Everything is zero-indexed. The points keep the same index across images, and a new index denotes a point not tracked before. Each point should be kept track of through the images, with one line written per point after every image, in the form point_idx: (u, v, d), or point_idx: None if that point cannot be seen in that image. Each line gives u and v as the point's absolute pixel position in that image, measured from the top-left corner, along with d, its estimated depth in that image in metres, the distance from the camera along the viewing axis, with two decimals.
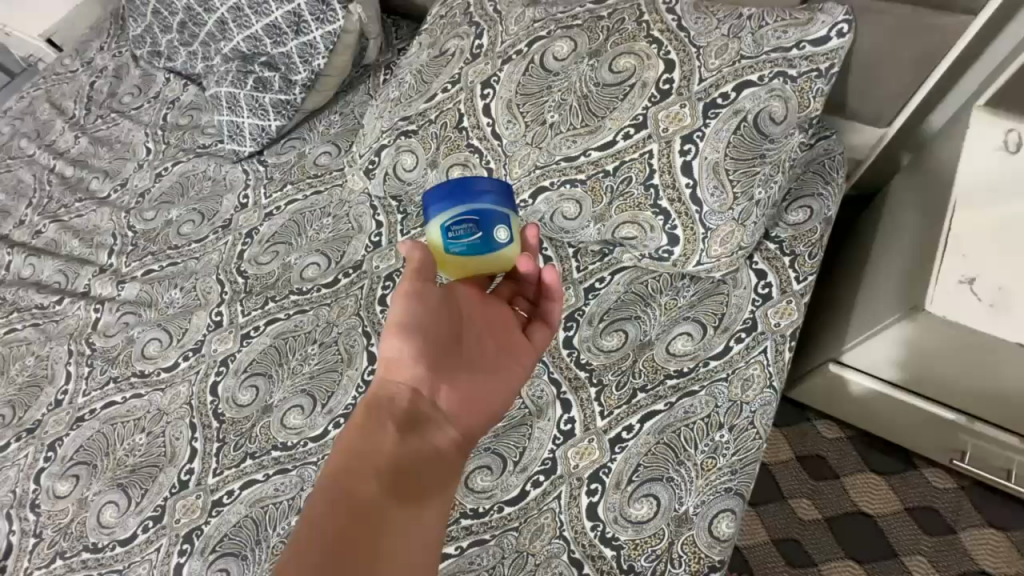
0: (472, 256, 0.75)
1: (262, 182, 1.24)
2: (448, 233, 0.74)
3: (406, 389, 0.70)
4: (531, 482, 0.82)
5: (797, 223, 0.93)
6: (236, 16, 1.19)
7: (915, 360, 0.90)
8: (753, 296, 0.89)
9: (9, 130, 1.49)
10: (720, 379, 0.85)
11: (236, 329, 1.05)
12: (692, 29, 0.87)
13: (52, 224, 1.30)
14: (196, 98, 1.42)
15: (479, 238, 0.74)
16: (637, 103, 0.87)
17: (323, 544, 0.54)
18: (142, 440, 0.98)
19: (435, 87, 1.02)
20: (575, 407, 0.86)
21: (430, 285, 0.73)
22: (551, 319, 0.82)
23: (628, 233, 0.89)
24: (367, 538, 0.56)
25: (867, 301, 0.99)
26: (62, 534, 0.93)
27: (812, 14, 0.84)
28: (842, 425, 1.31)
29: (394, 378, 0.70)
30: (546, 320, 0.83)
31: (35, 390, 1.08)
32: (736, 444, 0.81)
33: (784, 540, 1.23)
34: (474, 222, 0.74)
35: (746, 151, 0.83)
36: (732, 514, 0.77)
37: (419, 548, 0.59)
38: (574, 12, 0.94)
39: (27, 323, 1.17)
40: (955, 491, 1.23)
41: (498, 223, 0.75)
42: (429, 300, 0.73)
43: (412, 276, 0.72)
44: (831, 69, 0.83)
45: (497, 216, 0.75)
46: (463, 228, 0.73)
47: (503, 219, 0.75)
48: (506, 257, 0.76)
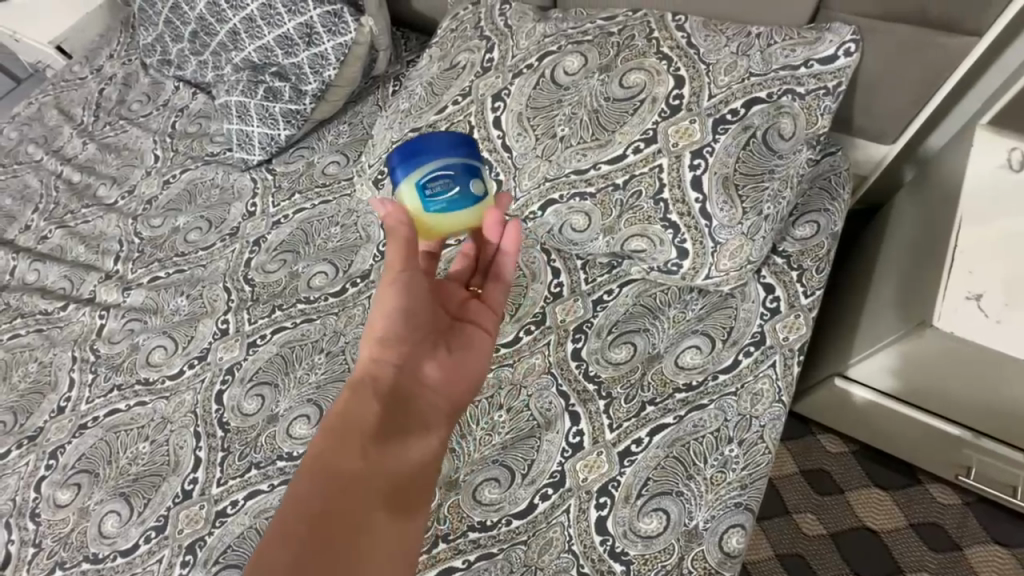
0: (455, 211, 0.73)
1: (270, 191, 1.24)
2: (425, 191, 0.72)
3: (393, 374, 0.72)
4: (539, 495, 0.82)
5: (804, 237, 0.93)
6: (248, 27, 1.19)
7: (921, 375, 0.90)
8: (761, 310, 0.89)
9: (17, 135, 1.49)
10: (729, 393, 0.85)
11: (243, 337, 1.05)
12: (701, 47, 0.88)
13: (59, 230, 1.30)
14: (205, 106, 1.43)
15: (457, 193, 0.73)
16: (646, 118, 0.88)
17: (303, 530, 0.56)
18: (146, 449, 0.98)
19: (446, 99, 1.03)
20: (584, 420, 0.85)
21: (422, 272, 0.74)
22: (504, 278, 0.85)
23: (637, 246, 0.90)
24: (352, 531, 0.58)
25: (873, 315, 0.99)
26: (62, 544, 0.92)
27: (820, 33, 0.86)
28: (846, 439, 1.31)
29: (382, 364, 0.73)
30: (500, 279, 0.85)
31: (37, 397, 1.07)
32: (745, 459, 0.80)
33: (789, 555, 1.22)
34: (451, 177, 0.73)
35: (755, 167, 0.85)
36: (742, 529, 0.77)
37: (392, 553, 0.61)
38: (585, 29, 0.95)
39: (31, 328, 1.16)
40: (960, 507, 1.22)
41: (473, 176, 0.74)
42: (421, 288, 0.75)
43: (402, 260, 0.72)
44: (838, 87, 0.85)
45: (470, 168, 0.74)
46: (440, 184, 0.72)
47: (476, 171, 0.75)
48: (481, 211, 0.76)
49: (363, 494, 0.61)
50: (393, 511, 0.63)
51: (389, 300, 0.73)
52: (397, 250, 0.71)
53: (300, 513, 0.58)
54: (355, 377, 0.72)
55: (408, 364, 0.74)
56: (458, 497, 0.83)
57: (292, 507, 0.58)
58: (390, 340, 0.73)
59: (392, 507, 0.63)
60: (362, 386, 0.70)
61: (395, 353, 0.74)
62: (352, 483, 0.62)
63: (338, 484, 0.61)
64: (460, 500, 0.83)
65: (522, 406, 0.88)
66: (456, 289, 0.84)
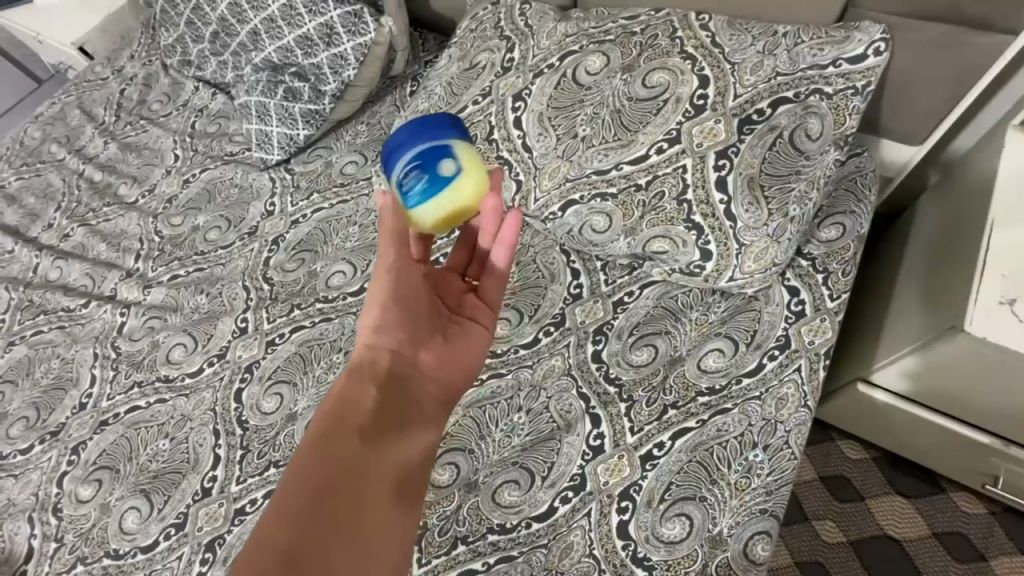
0: (427, 201, 0.72)
1: (289, 190, 1.25)
2: (402, 186, 0.73)
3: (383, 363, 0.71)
4: (559, 498, 0.81)
5: (829, 240, 0.92)
6: (269, 27, 1.20)
7: (948, 380, 0.88)
8: (785, 314, 0.88)
9: (40, 135, 1.51)
10: (754, 397, 0.83)
11: (261, 336, 1.06)
12: (726, 46, 0.87)
13: (81, 228, 1.31)
14: (224, 106, 1.45)
15: (426, 181, 0.71)
16: (670, 118, 0.87)
17: (298, 520, 0.55)
18: (166, 446, 0.98)
19: (466, 99, 1.03)
20: (605, 423, 0.84)
21: (407, 265, 0.75)
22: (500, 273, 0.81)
23: (659, 247, 0.89)
24: (346, 522, 0.56)
25: (899, 319, 0.97)
26: (84, 539, 0.93)
27: (848, 32, 0.84)
28: (868, 445, 1.29)
29: (373, 353, 0.71)
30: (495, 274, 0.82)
31: (60, 393, 1.08)
32: (770, 465, 0.79)
33: (809, 563, 1.20)
34: (422, 168, 0.72)
35: (782, 168, 0.83)
36: (767, 536, 0.75)
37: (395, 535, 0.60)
38: (607, 28, 0.95)
39: (53, 325, 1.18)
40: (986, 517, 1.20)
41: (443, 157, 0.72)
42: (410, 279, 0.75)
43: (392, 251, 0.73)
44: (867, 87, 0.83)
45: (437, 151, 0.72)
46: (412, 177, 0.72)
47: (444, 151, 0.72)
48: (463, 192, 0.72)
49: (357, 484, 0.60)
50: (389, 501, 0.62)
51: (383, 291, 0.73)
52: (388, 246, 0.73)
53: (290, 506, 0.56)
54: (349, 369, 0.70)
55: (403, 351, 0.73)
56: (478, 499, 0.83)
57: (283, 500, 0.56)
58: (384, 331, 0.72)
59: (387, 498, 0.61)
60: (355, 377, 0.69)
61: (390, 341, 0.72)
62: (345, 471, 0.60)
63: (331, 474, 0.59)
64: (480, 501, 0.82)
65: (542, 407, 0.87)
66: (454, 281, 0.84)
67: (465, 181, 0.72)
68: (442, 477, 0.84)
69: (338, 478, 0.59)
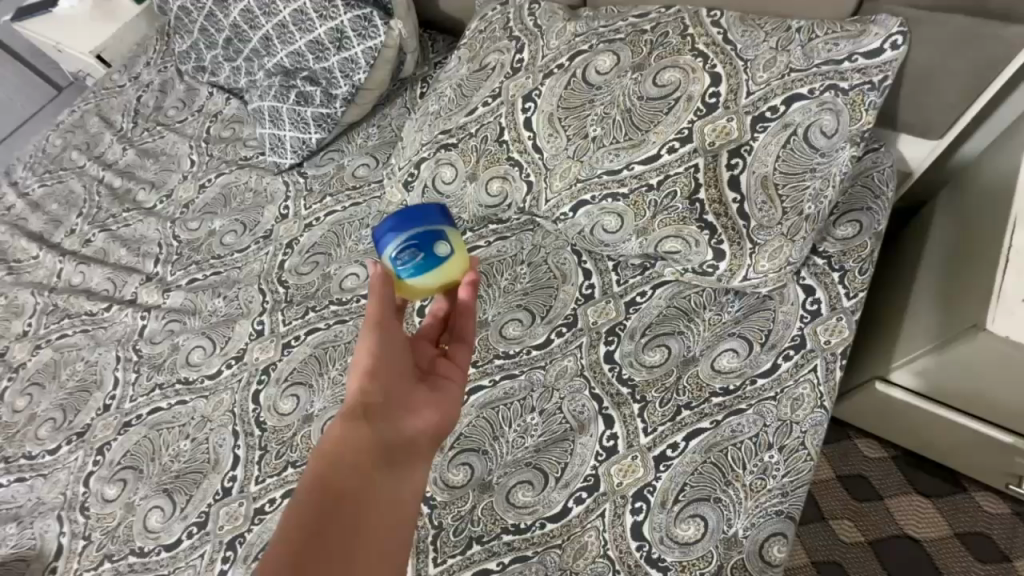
0: (422, 277, 0.75)
1: (302, 194, 1.27)
2: (396, 260, 0.74)
3: (377, 402, 0.68)
4: (573, 498, 0.81)
5: (845, 237, 0.90)
6: (281, 33, 1.21)
7: (971, 379, 0.87)
8: (800, 313, 0.87)
9: (61, 142, 1.55)
10: (769, 398, 0.83)
11: (278, 338, 1.07)
12: (738, 43, 0.86)
13: (102, 233, 1.34)
14: (238, 111, 1.47)
15: (422, 260, 0.74)
16: (681, 117, 0.86)
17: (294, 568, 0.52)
18: (187, 446, 1.00)
19: (476, 101, 1.03)
20: (618, 423, 0.84)
21: (393, 321, 0.73)
22: (467, 338, 0.80)
23: (671, 247, 0.88)
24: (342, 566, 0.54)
25: (920, 317, 0.95)
26: (110, 537, 0.95)
27: (864, 25, 0.83)
28: (886, 444, 1.27)
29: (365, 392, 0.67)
30: (462, 340, 0.80)
31: (84, 394, 1.12)
32: (786, 466, 0.79)
33: (826, 562, 1.19)
34: (420, 244, 0.74)
35: (796, 165, 0.82)
36: (783, 538, 0.75)
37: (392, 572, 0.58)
38: (616, 26, 0.94)
39: (78, 328, 1.21)
40: (1008, 516, 1.17)
41: (437, 239, 0.75)
42: (394, 332, 0.72)
43: (378, 305, 0.72)
44: (884, 81, 0.81)
45: (432, 234, 0.75)
46: (408, 253, 0.74)
47: (439, 235, 0.76)
48: (451, 273, 0.76)
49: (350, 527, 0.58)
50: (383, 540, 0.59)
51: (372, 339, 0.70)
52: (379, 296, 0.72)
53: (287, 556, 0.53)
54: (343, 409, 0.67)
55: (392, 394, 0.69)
56: (492, 499, 0.83)
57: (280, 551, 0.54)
58: (375, 373, 0.69)
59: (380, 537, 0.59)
60: (349, 413, 0.66)
61: (380, 383, 0.69)
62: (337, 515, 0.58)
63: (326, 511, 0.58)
64: (494, 502, 0.83)
65: (555, 409, 0.88)
66: (426, 346, 0.79)
67: (454, 267, 0.76)
68: (456, 477, 0.85)
69: (330, 522, 0.57)
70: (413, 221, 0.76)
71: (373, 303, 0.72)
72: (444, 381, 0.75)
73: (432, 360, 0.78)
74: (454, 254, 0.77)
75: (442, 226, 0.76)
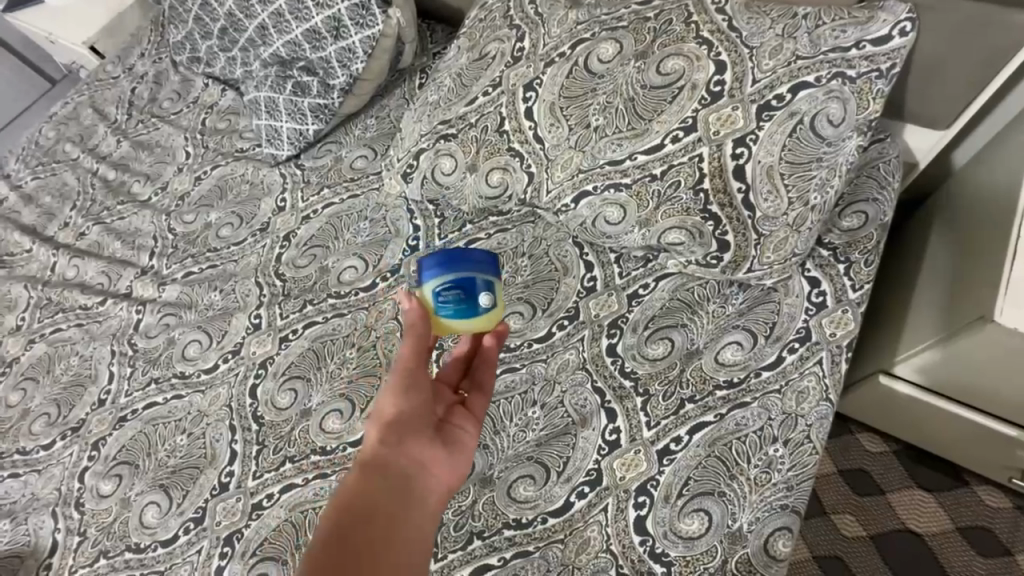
0: (458, 321, 0.74)
1: (299, 186, 1.25)
2: (437, 297, 0.73)
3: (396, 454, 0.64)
4: (575, 493, 0.80)
5: (851, 229, 0.89)
6: (277, 22, 1.19)
7: (976, 373, 0.86)
8: (805, 306, 0.86)
9: (54, 134, 1.53)
10: (774, 391, 0.81)
11: (275, 331, 1.06)
12: (744, 30, 0.84)
13: (96, 227, 1.32)
14: (234, 103, 1.45)
15: (464, 304, 0.73)
16: (686, 106, 0.85)
17: None
18: (183, 441, 0.99)
19: (475, 90, 1.01)
20: (621, 417, 0.83)
21: (423, 371, 0.69)
22: (485, 388, 0.77)
23: (675, 238, 0.87)
24: None
25: (926, 310, 0.94)
26: (106, 533, 0.94)
27: (873, 12, 0.81)
28: (888, 438, 1.26)
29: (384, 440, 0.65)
30: (482, 390, 0.76)
31: (79, 389, 1.10)
32: (791, 459, 0.78)
33: (828, 557, 1.18)
34: (466, 288, 0.74)
35: (802, 155, 0.81)
36: (788, 532, 0.74)
37: None
38: (619, 13, 0.92)
39: (72, 323, 1.19)
40: (1011, 510, 1.17)
41: (484, 289, 0.74)
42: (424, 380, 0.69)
43: (415, 351, 0.68)
44: (892, 69, 0.79)
45: (480, 283, 0.74)
46: (452, 294, 0.73)
47: (486, 284, 0.75)
48: (486, 323, 0.75)
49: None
50: None
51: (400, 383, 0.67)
52: (415, 334, 0.68)
53: None
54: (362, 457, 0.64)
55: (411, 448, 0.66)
56: (493, 494, 0.82)
57: None
58: (396, 422, 0.66)
59: None
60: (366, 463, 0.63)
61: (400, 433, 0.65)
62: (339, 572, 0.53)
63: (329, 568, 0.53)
64: (495, 497, 0.82)
65: (556, 402, 0.86)
66: (447, 393, 0.75)
67: (491, 319, 0.75)
68: None
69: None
70: (466, 262, 0.75)
71: (407, 342, 0.68)
72: (461, 425, 0.72)
73: (451, 408, 0.73)
74: (496, 306, 0.76)
75: (491, 276, 0.75)
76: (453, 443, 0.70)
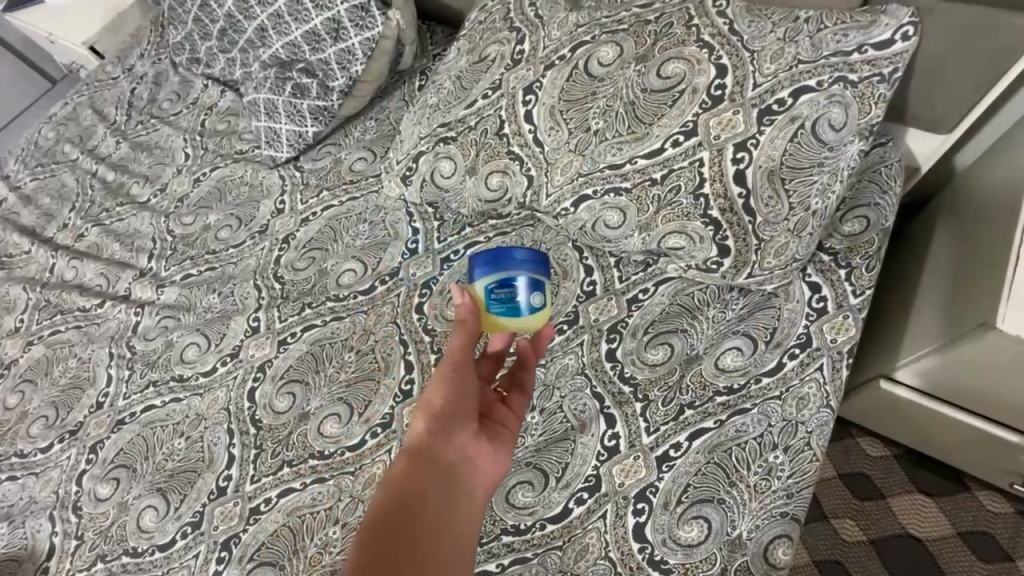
0: (508, 318, 0.77)
1: (298, 188, 1.24)
2: (490, 293, 0.77)
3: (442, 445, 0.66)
4: (574, 499, 0.80)
5: (853, 233, 0.89)
6: (276, 23, 1.18)
7: (978, 378, 0.85)
8: (806, 311, 0.85)
9: (54, 135, 1.52)
10: (774, 397, 0.81)
11: (274, 334, 1.06)
12: (745, 34, 0.84)
13: (95, 228, 1.32)
14: (234, 104, 1.44)
15: (516, 302, 0.76)
16: (686, 109, 0.84)
17: None
18: (181, 445, 0.99)
19: (475, 93, 1.01)
20: (620, 423, 0.83)
21: (467, 367, 0.71)
22: (527, 389, 0.79)
23: (675, 243, 0.87)
24: None
25: (927, 315, 0.94)
26: (103, 537, 0.94)
27: (875, 16, 0.81)
28: (888, 442, 1.26)
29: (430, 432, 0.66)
30: (522, 390, 0.79)
31: (77, 392, 1.10)
32: (791, 466, 0.77)
33: (828, 561, 1.18)
34: (517, 287, 0.76)
35: (803, 160, 0.81)
36: (788, 540, 0.74)
37: None
38: (620, 16, 0.91)
39: (70, 325, 1.19)
40: (1012, 515, 1.16)
41: (535, 289, 0.77)
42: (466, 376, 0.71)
43: (461, 346, 0.72)
44: (894, 73, 0.79)
45: (531, 283, 0.77)
46: (503, 293, 0.76)
47: (537, 285, 0.77)
48: (536, 322, 0.78)
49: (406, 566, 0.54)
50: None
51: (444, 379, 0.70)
52: (463, 329, 0.72)
53: None
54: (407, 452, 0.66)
55: (456, 440, 0.67)
56: (491, 500, 0.82)
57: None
58: (440, 414, 0.68)
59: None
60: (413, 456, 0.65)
61: (443, 426, 0.67)
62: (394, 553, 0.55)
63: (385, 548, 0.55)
64: (494, 502, 0.82)
65: (555, 407, 0.86)
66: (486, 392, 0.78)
67: (541, 318, 0.78)
68: None
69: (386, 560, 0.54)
70: (514, 259, 0.77)
71: (457, 337, 0.72)
72: (501, 421, 0.74)
73: (491, 405, 0.76)
74: (545, 305, 0.78)
75: (542, 278, 0.78)
76: (495, 438, 0.72)
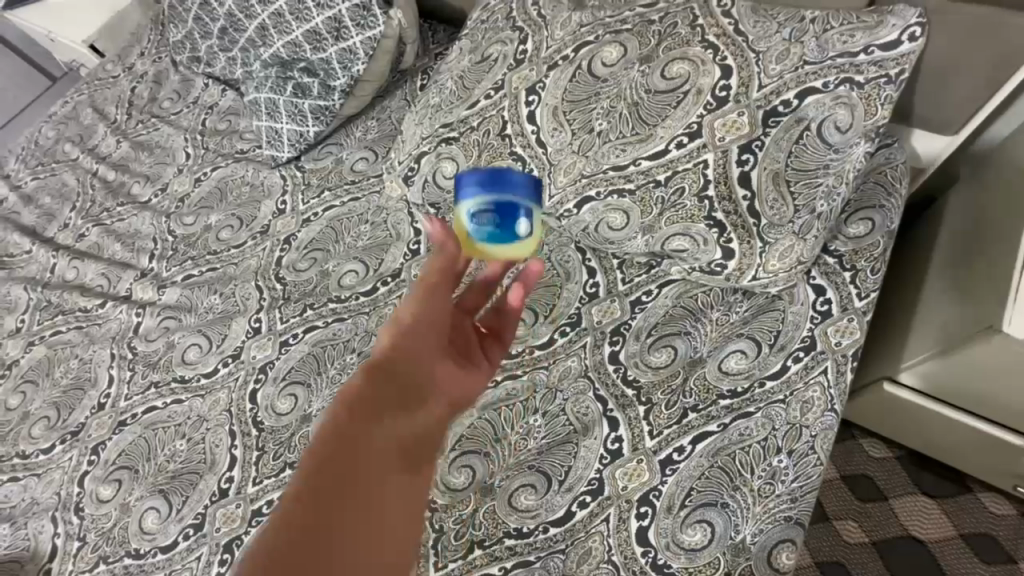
0: (492, 245, 0.71)
1: (300, 188, 1.24)
2: (471, 217, 0.70)
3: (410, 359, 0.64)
4: (577, 502, 0.80)
5: (858, 236, 0.88)
6: (277, 22, 1.18)
7: (983, 381, 0.85)
8: (811, 314, 0.85)
9: (54, 134, 1.52)
10: (778, 401, 0.81)
11: (275, 336, 1.05)
12: (750, 34, 0.83)
13: (96, 228, 1.32)
14: (234, 103, 1.44)
15: (500, 229, 0.70)
16: (691, 111, 0.84)
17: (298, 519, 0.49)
18: (183, 446, 0.99)
19: (477, 93, 1.00)
20: (623, 426, 0.83)
21: (444, 291, 0.67)
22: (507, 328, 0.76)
23: (679, 245, 0.86)
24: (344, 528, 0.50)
25: (932, 318, 0.93)
26: (105, 538, 0.94)
27: (882, 17, 0.80)
28: (891, 444, 1.25)
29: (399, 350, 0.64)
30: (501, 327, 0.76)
31: (79, 393, 1.10)
32: (795, 470, 0.77)
33: (830, 563, 1.17)
34: (500, 212, 0.70)
35: (809, 162, 0.80)
36: (792, 544, 0.73)
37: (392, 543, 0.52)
38: (623, 16, 0.90)
39: (71, 325, 1.19)
40: (1015, 517, 1.16)
41: (521, 217, 0.71)
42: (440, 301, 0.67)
43: (440, 272, 0.66)
44: (901, 75, 0.78)
45: (518, 211, 0.70)
46: (485, 218, 0.70)
47: (524, 213, 0.71)
48: (522, 250, 0.72)
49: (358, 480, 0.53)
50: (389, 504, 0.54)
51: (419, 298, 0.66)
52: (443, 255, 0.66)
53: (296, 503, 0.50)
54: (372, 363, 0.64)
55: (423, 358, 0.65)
56: (494, 503, 0.82)
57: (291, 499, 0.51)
58: (411, 331, 0.64)
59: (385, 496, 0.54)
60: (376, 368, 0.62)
61: (414, 343, 0.64)
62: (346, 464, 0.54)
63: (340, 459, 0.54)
64: (496, 505, 0.82)
65: (558, 410, 0.86)
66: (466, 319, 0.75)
67: (526, 248, 0.73)
68: (457, 480, 0.84)
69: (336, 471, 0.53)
70: (505, 183, 0.70)
71: (433, 263, 0.66)
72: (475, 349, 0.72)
73: (466, 334, 0.73)
74: (533, 235, 0.72)
75: (530, 206, 0.71)
76: (466, 363, 0.70)
